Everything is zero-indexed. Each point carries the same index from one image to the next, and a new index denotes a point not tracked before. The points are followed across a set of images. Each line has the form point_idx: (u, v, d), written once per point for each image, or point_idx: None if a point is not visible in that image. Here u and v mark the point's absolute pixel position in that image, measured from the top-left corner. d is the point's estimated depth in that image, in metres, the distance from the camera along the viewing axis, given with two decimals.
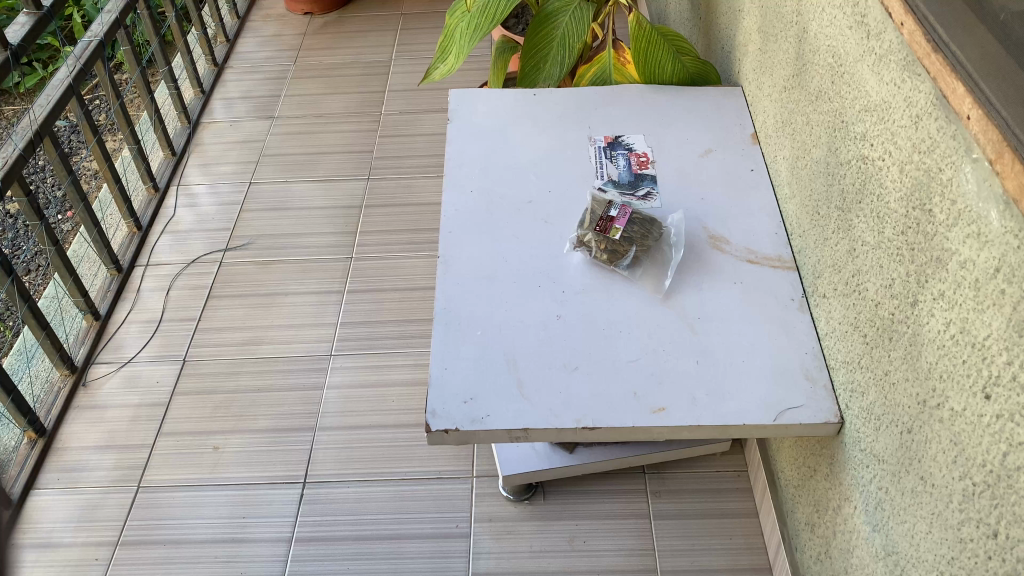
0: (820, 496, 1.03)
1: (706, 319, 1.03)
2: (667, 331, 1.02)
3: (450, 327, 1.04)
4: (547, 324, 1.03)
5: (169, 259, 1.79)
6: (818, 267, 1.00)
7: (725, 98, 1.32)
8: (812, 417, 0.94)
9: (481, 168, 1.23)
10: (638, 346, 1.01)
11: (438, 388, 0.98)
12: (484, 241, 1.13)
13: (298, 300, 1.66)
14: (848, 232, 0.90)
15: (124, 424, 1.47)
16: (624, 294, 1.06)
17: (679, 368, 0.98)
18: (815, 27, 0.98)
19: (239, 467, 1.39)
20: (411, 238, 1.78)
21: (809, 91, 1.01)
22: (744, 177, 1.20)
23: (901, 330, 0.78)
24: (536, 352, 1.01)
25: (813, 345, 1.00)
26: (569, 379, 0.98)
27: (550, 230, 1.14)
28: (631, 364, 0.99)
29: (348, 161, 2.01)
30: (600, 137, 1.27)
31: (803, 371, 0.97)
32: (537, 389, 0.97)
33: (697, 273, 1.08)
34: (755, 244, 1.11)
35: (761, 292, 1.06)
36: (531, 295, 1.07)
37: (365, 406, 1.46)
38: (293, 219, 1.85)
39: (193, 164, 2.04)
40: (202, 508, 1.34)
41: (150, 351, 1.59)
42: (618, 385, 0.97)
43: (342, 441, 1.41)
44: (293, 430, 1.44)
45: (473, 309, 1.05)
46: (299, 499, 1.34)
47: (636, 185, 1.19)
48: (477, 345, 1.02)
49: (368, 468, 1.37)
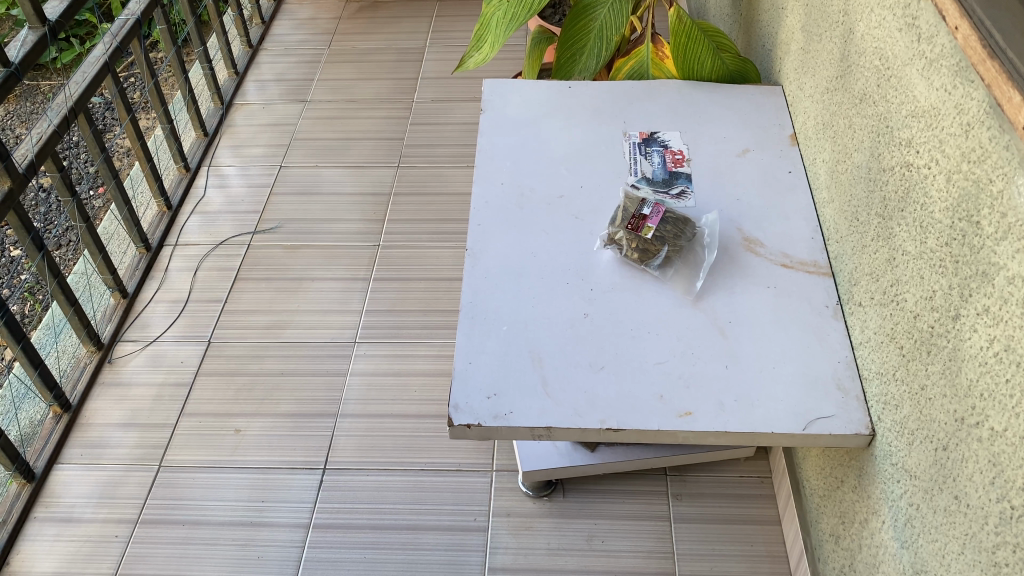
0: (846, 509, 1.01)
1: (736, 323, 1.01)
2: (696, 333, 1.00)
3: (476, 321, 1.03)
4: (574, 322, 1.02)
5: (197, 239, 1.79)
6: (854, 274, 0.98)
7: (765, 97, 1.29)
8: (842, 428, 0.92)
9: (512, 161, 1.22)
10: (666, 348, 0.99)
11: (461, 382, 0.97)
12: (513, 236, 1.12)
13: (324, 285, 1.66)
14: (888, 240, 0.88)
15: (147, 403, 1.48)
16: (653, 295, 1.04)
17: (708, 372, 0.97)
18: (863, 28, 0.96)
19: (260, 451, 1.39)
20: (439, 227, 1.77)
21: (853, 93, 0.99)
22: (781, 179, 1.17)
23: (940, 345, 0.75)
24: (561, 350, 0.99)
25: (846, 354, 0.98)
26: (595, 379, 0.97)
27: (581, 227, 1.12)
28: (659, 366, 0.98)
29: (379, 148, 2.00)
30: (634, 133, 1.25)
31: (835, 380, 0.95)
32: (561, 387, 0.96)
33: (731, 276, 1.06)
34: (790, 248, 1.09)
35: (794, 298, 1.03)
36: (558, 292, 1.05)
37: (387, 395, 1.46)
38: (321, 204, 1.85)
39: (225, 145, 2.04)
40: (222, 490, 1.34)
41: (176, 331, 1.60)
42: (644, 387, 0.96)
43: (363, 429, 1.41)
44: (314, 416, 1.44)
45: (499, 303, 1.05)
46: (318, 486, 1.34)
47: (670, 183, 1.17)
48: (503, 340, 1.01)
49: (389, 457, 1.37)
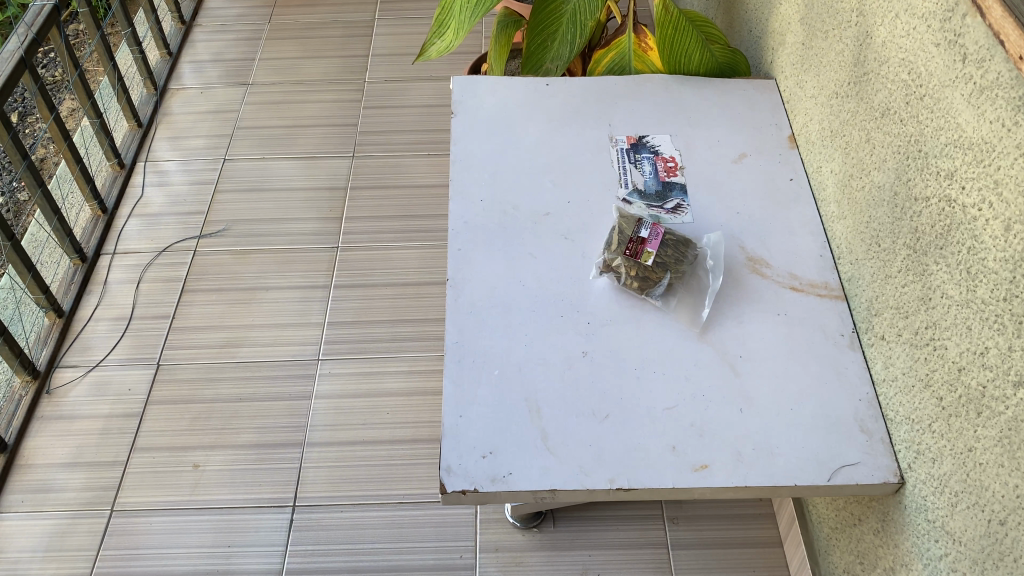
0: (866, 551, 0.95)
1: (748, 357, 0.93)
2: (706, 371, 0.92)
3: (464, 365, 0.93)
4: (572, 363, 0.93)
5: (138, 246, 1.65)
6: (875, 303, 0.90)
7: (758, 93, 1.20)
8: (868, 477, 0.85)
9: (491, 172, 1.11)
10: (675, 390, 0.91)
11: (452, 439, 0.87)
12: (498, 262, 1.01)
13: (281, 296, 1.54)
14: (921, 277, 0.80)
15: (93, 439, 1.35)
16: (657, 328, 0.95)
17: (722, 417, 0.89)
18: (883, 33, 0.87)
19: (223, 488, 1.29)
20: (402, 225, 1.65)
21: (872, 105, 0.90)
22: (783, 188, 1.08)
23: (995, 409, 0.68)
24: (561, 397, 0.90)
25: (866, 390, 0.91)
26: (600, 430, 0.88)
27: (572, 249, 1.02)
28: (668, 412, 0.89)
29: (331, 135, 1.86)
30: (622, 137, 1.15)
31: (857, 422, 0.88)
32: (563, 441, 0.87)
33: (738, 301, 0.98)
34: (798, 268, 1.01)
35: (807, 326, 0.96)
36: (553, 328, 0.96)
37: (357, 419, 1.36)
38: (271, 202, 1.71)
39: (162, 136, 1.88)
40: (183, 535, 1.24)
41: (120, 353, 1.47)
42: (654, 438, 0.87)
43: (334, 459, 1.31)
44: (279, 446, 1.33)
45: (488, 342, 0.95)
46: (288, 526, 1.24)
47: (664, 197, 1.08)
48: (495, 387, 0.91)
49: (364, 491, 1.27)
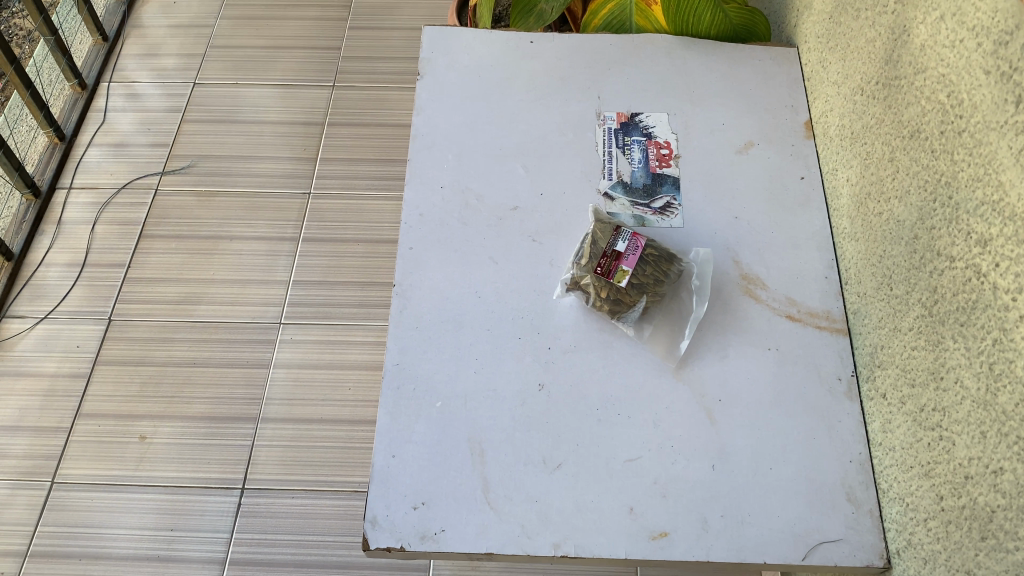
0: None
1: (727, 402, 0.81)
2: (678, 416, 0.81)
3: (403, 394, 0.82)
4: (524, 398, 0.82)
5: (97, 181, 1.52)
6: (881, 354, 0.77)
7: (775, 65, 1.03)
8: (849, 558, 0.74)
9: (456, 153, 0.97)
10: (639, 437, 0.80)
11: (381, 485, 0.78)
12: (453, 267, 0.89)
13: (245, 247, 1.42)
14: (934, 349, 0.67)
15: (36, 401, 1.27)
16: (627, 360, 0.83)
17: (688, 475, 0.78)
18: (924, 35, 0.70)
19: (170, 464, 1.21)
20: (381, 171, 1.51)
21: (902, 117, 0.74)
22: (791, 189, 0.94)
23: (1002, 543, 0.56)
24: (509, 439, 0.80)
25: (859, 450, 0.79)
26: (549, 483, 0.78)
27: (540, 255, 0.89)
28: (629, 465, 0.78)
29: (312, 60, 1.69)
30: (611, 114, 0.99)
31: (844, 489, 0.77)
32: (506, 494, 0.77)
33: (722, 331, 0.85)
34: (798, 291, 0.87)
35: (801, 366, 0.83)
36: (508, 352, 0.84)
37: (316, 394, 1.26)
38: (240, 136, 1.57)
39: (131, 53, 1.72)
40: (125, 514, 1.17)
41: (71, 304, 1.37)
42: (609, 495, 0.77)
43: (289, 438, 1.23)
44: (232, 420, 1.25)
45: (432, 366, 0.83)
46: (235, 510, 1.17)
47: (652, 193, 0.94)
48: (435, 423, 0.80)
49: (318, 475, 1.19)
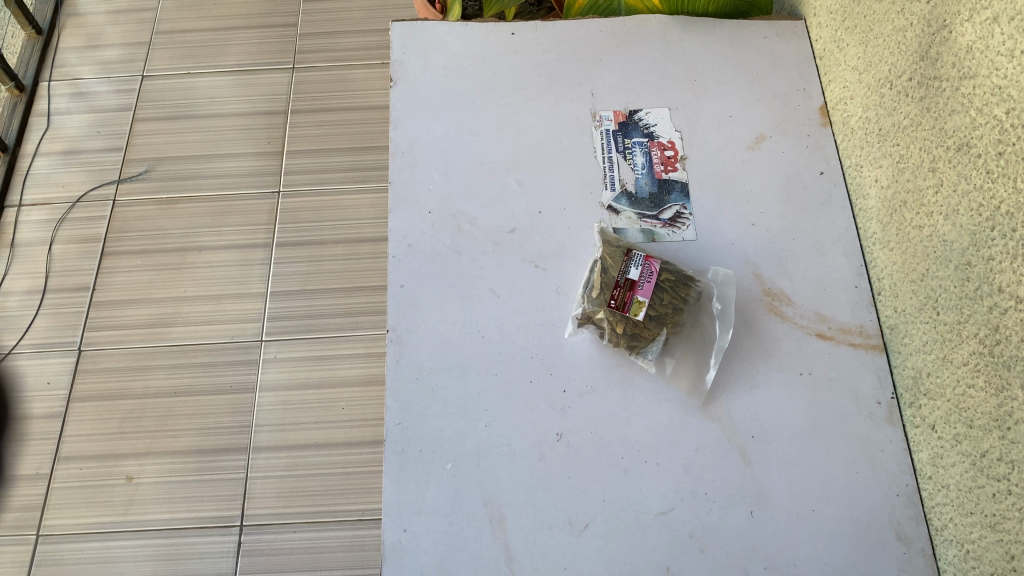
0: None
1: (761, 438, 0.75)
2: (709, 459, 0.74)
3: (409, 457, 0.75)
4: (542, 451, 0.75)
5: (48, 195, 1.41)
6: (927, 381, 0.71)
7: (781, 43, 0.94)
8: None
9: (441, 170, 0.88)
10: (669, 486, 0.74)
11: (395, 564, 0.71)
12: (451, 305, 0.81)
13: (215, 258, 1.33)
14: (997, 394, 0.60)
15: (10, 447, 1.19)
16: (649, 399, 0.76)
17: (726, 524, 0.72)
18: (971, 35, 0.62)
19: (161, 506, 1.14)
20: (354, 161, 1.41)
21: (945, 125, 0.66)
22: (810, 186, 0.86)
23: None
24: (529, 500, 0.73)
25: (907, 482, 0.73)
26: (576, 547, 0.72)
27: (544, 284, 0.82)
28: (661, 519, 0.72)
29: (267, 40, 1.56)
30: (607, 113, 0.90)
31: (894, 527, 0.72)
32: (532, 563, 0.71)
33: (749, 358, 0.78)
34: (827, 304, 0.80)
35: (837, 390, 0.77)
36: (519, 399, 0.77)
37: (308, 416, 1.19)
38: (197, 133, 1.45)
39: (68, 45, 1.59)
40: (120, 564, 1.11)
41: (34, 336, 1.27)
42: (643, 554, 0.71)
43: (284, 467, 1.16)
44: (222, 451, 1.17)
45: (439, 422, 0.76)
46: (236, 550, 1.11)
47: (660, 203, 0.85)
48: (447, 487, 0.74)
49: (320, 506, 1.13)
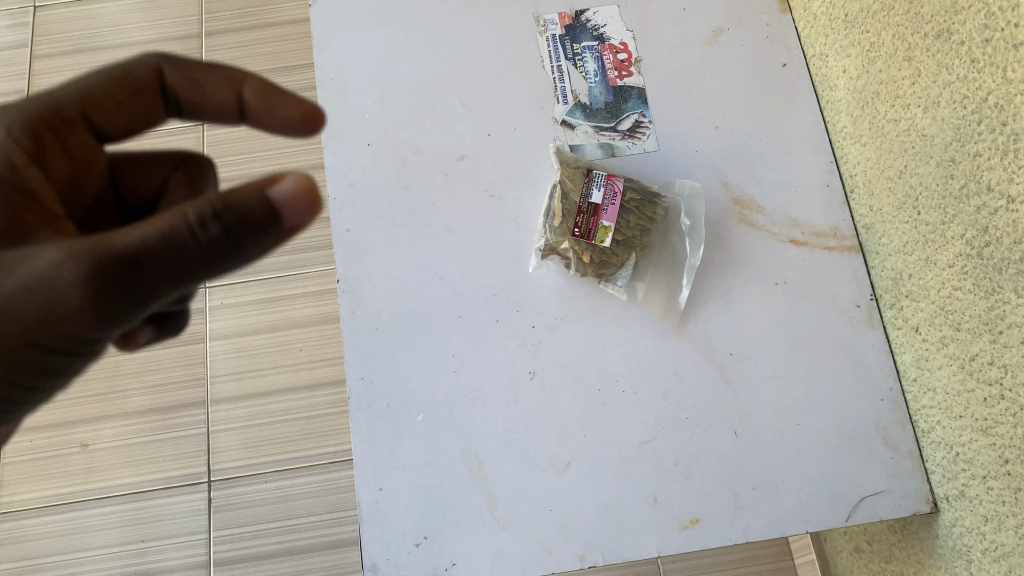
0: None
1: (740, 355, 0.72)
2: (689, 382, 0.71)
3: (377, 412, 0.71)
4: (516, 392, 0.71)
5: None
6: (908, 282, 0.68)
7: None
8: (894, 509, 0.68)
9: (377, 97, 0.80)
10: (651, 414, 0.71)
11: (374, 526, 0.68)
12: (404, 245, 0.75)
13: None
14: (988, 297, 0.58)
15: None
16: (623, 327, 0.73)
17: (711, 448, 0.70)
18: None
19: (122, 470, 1.09)
20: (278, 84, 1.32)
21: (923, 9, 0.60)
22: (774, 80, 0.80)
23: None
24: (508, 445, 0.70)
25: (890, 385, 0.71)
26: (560, 487, 0.69)
27: (501, 213, 0.76)
28: (644, 449, 0.70)
29: None
30: (552, 17, 0.83)
31: (880, 433, 0.70)
32: (516, 509, 0.69)
33: (722, 273, 0.75)
34: (798, 208, 0.76)
35: (815, 297, 0.74)
36: (486, 340, 0.72)
37: (264, 362, 1.14)
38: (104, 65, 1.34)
39: None
40: (87, 534, 1.07)
41: None
42: (629, 487, 0.69)
43: (246, 417, 1.12)
44: (178, 407, 1.12)
45: (404, 373, 0.72)
46: (208, 507, 1.08)
47: (617, 112, 0.80)
48: (421, 440, 0.70)
49: (288, 453, 1.10)
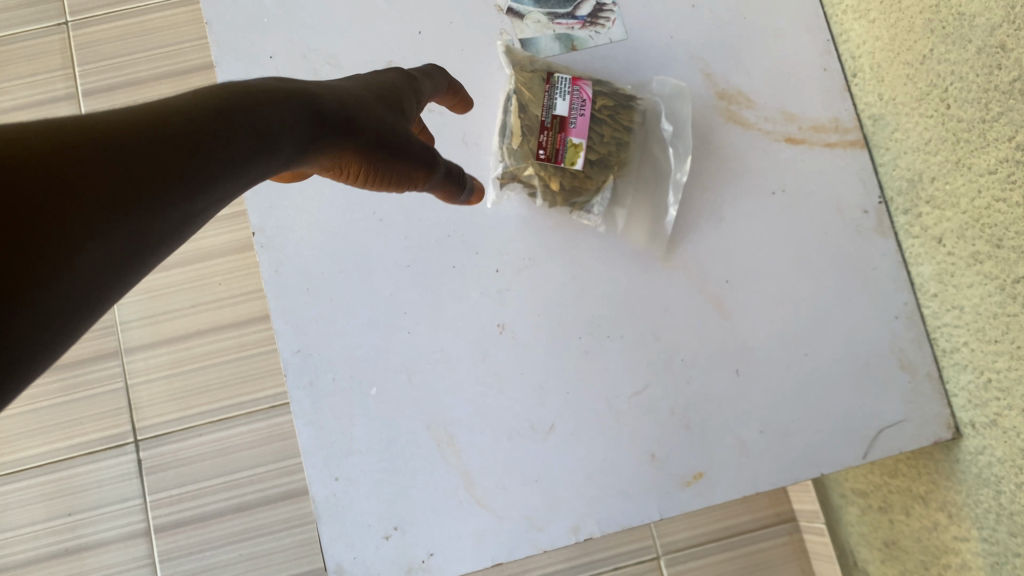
0: (895, 516, 0.76)
1: (737, 281, 0.63)
2: (681, 318, 0.62)
3: (323, 389, 0.61)
4: (483, 349, 0.61)
5: None
6: (931, 185, 0.58)
7: None
8: (915, 439, 0.61)
9: None
10: (641, 359, 0.61)
11: (334, 521, 0.59)
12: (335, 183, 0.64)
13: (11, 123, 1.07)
14: None
15: None
16: (600, 260, 0.63)
17: (711, 391, 0.61)
18: None
19: (34, 439, 0.97)
20: None
21: None
22: None
23: None
24: (479, 412, 0.60)
25: (904, 300, 0.63)
26: (545, 454, 0.60)
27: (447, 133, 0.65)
28: (637, 400, 0.61)
29: None
30: None
31: (895, 355, 0.62)
32: (496, 484, 0.60)
33: (710, 185, 0.65)
34: (792, 99, 0.65)
35: (816, 205, 0.64)
36: (443, 291, 0.62)
37: (180, 301, 1.01)
38: None
39: None
40: (5, 513, 0.96)
41: None
42: (621, 444, 0.61)
43: (168, 366, 0.99)
44: (88, 362, 0.99)
45: (350, 339, 0.62)
46: (139, 469, 0.97)
47: None
48: (378, 417, 0.60)
49: (221, 401, 0.99)
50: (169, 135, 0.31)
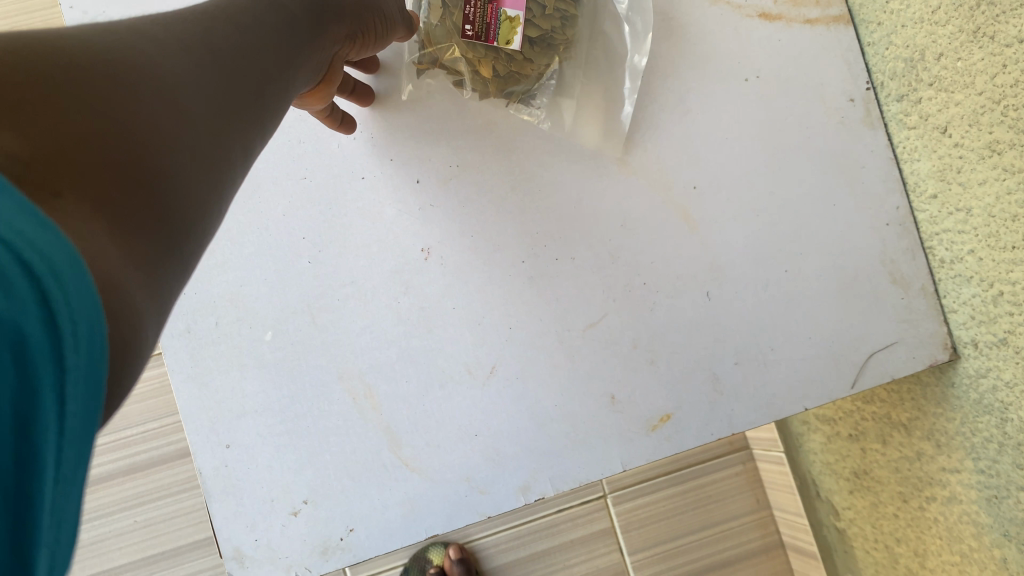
0: (868, 445, 0.69)
1: (705, 187, 0.53)
2: (640, 234, 0.52)
3: (207, 338, 0.49)
4: (405, 281, 0.50)
5: None
6: (937, 63, 0.48)
7: None
8: (910, 364, 0.53)
9: None
10: (595, 284, 0.51)
11: (229, 497, 0.48)
12: None
13: None
14: None
15: None
16: (543, 167, 0.52)
17: (676, 319, 0.52)
18: None
19: None
20: None
21: None
22: None
23: None
24: (404, 356, 0.50)
25: (897, 202, 0.53)
26: (483, 403, 0.50)
27: None
28: (591, 332, 0.51)
29: None
30: None
31: (887, 268, 0.53)
32: (426, 442, 0.49)
33: (671, 72, 0.54)
34: None
35: (795, 93, 0.54)
36: (350, 212, 0.51)
37: None
38: None
39: None
40: None
41: None
42: (573, 387, 0.50)
43: None
44: None
45: (239, 274, 0.50)
46: None
47: None
48: (276, 369, 0.49)
49: None
50: (237, 12, 0.31)
